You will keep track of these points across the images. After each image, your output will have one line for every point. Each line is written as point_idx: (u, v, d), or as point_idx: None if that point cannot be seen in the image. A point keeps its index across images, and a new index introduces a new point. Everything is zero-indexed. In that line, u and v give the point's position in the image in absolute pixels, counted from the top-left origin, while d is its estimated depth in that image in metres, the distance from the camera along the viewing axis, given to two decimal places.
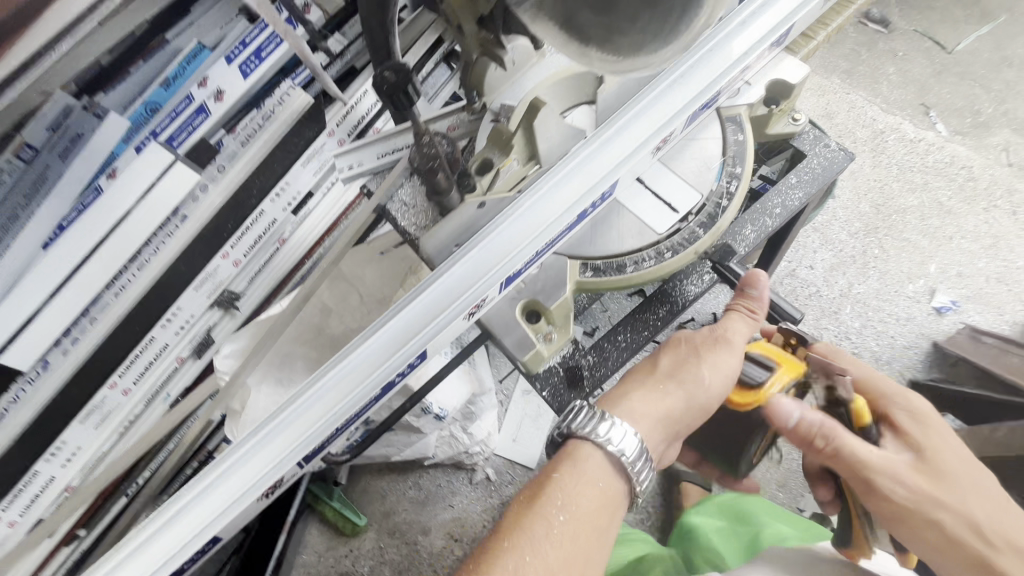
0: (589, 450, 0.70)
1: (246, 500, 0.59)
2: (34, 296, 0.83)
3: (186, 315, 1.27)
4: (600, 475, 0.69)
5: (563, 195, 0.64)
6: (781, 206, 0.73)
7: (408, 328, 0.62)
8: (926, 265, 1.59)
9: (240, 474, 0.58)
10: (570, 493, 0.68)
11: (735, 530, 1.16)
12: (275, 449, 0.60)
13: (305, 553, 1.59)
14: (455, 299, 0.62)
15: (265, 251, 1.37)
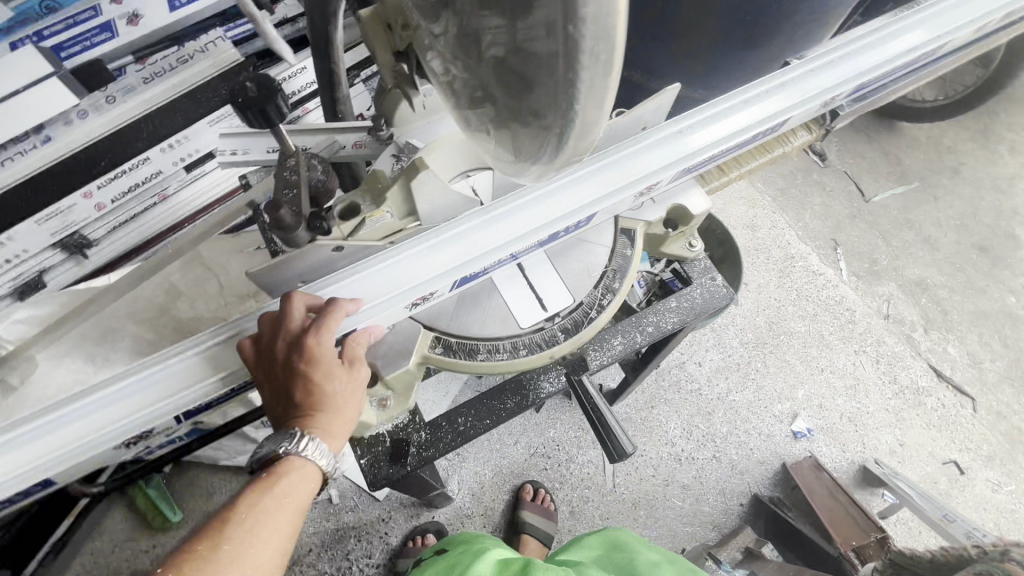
0: (295, 468, 0.57)
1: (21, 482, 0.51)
2: None
3: (18, 248, 1.08)
4: (233, 531, 0.54)
5: (448, 256, 0.60)
6: (654, 326, 0.73)
7: (388, 282, 0.58)
8: (795, 390, 1.70)
9: (25, 451, 0.51)
10: (240, 547, 0.53)
11: (609, 553, 0.85)
12: (106, 418, 0.53)
13: (99, 539, 1.44)
14: (433, 271, 0.59)
15: (140, 203, 1.21)
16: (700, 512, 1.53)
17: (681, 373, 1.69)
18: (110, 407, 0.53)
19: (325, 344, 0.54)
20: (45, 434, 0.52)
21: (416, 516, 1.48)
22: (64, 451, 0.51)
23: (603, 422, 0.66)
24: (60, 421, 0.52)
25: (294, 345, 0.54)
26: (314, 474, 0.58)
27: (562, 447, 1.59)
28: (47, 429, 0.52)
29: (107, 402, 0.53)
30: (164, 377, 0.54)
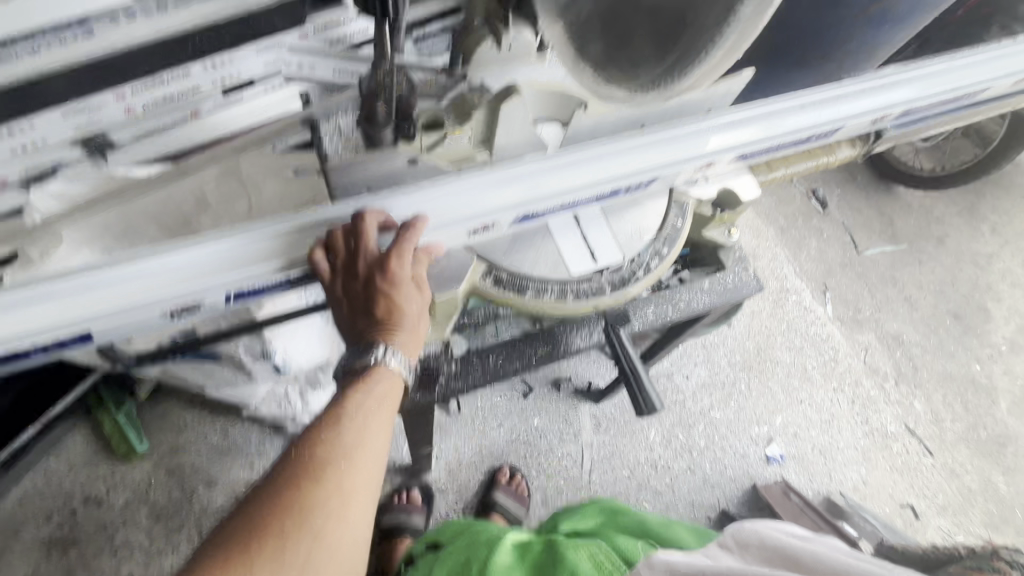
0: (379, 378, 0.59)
1: (89, 324, 0.54)
2: None
3: (37, 137, 1.03)
4: (345, 425, 0.56)
5: (523, 186, 0.60)
6: (687, 303, 0.76)
7: (453, 204, 0.59)
8: (773, 416, 1.75)
9: (95, 297, 0.54)
10: (355, 441, 0.56)
11: (613, 520, 0.86)
12: (174, 280, 0.55)
13: (55, 459, 1.37)
14: (499, 201, 0.60)
15: (170, 118, 1.15)
16: (668, 520, 1.55)
17: (668, 383, 1.72)
18: (183, 270, 0.55)
19: (403, 260, 0.57)
20: (114, 284, 0.54)
21: (390, 481, 1.47)
22: (136, 301, 0.55)
23: (636, 373, 0.67)
24: (130, 273, 0.55)
25: (367, 263, 0.58)
26: (396, 383, 0.60)
27: (544, 436, 1.59)
28: (119, 279, 0.55)
29: (180, 265, 0.55)
30: (235, 250, 0.56)
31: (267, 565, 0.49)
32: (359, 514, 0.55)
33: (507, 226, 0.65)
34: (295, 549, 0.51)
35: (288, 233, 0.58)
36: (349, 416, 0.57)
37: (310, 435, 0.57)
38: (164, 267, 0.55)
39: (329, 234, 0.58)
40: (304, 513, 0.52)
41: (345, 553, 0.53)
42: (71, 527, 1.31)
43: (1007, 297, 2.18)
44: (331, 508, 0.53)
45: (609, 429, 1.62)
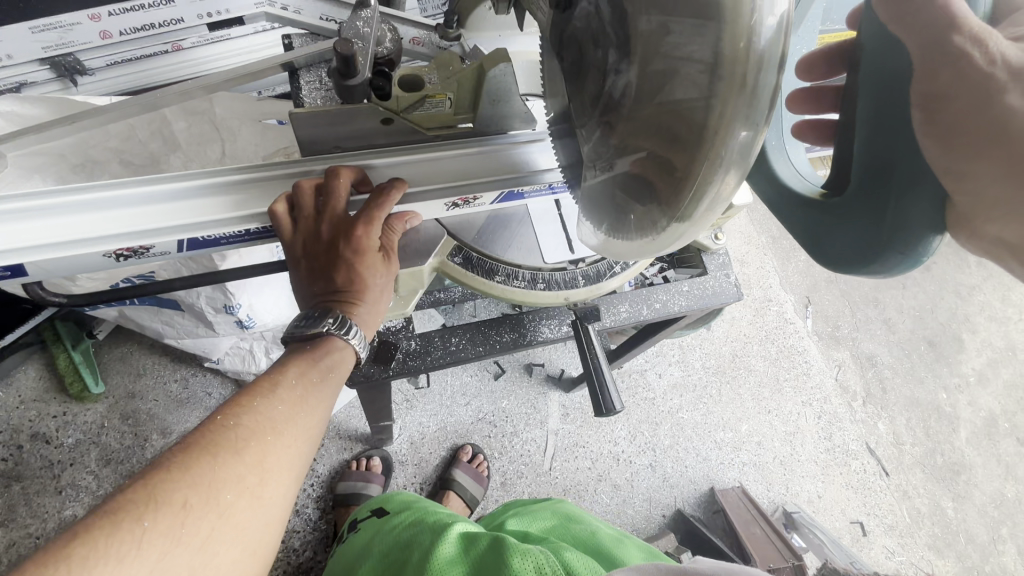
0: (330, 347, 0.57)
1: (15, 256, 0.49)
2: None
3: (3, 49, 1.00)
4: (282, 398, 0.53)
5: (508, 160, 0.58)
6: (663, 304, 0.74)
7: (434, 173, 0.57)
8: (739, 423, 1.75)
9: (37, 227, 0.50)
10: (288, 417, 0.53)
11: (565, 526, 0.85)
12: (128, 218, 0.52)
13: (4, 392, 1.33)
14: (481, 176, 0.56)
15: (149, 47, 1.12)
16: (624, 514, 1.55)
17: (640, 380, 1.73)
18: (136, 209, 0.52)
19: (372, 230, 0.53)
20: (59, 218, 0.50)
21: (350, 448, 1.46)
22: (74, 237, 0.50)
23: (599, 373, 0.64)
24: (76, 205, 0.51)
25: (333, 221, 0.54)
26: (347, 359, 0.58)
27: (510, 419, 1.59)
28: (63, 211, 0.51)
29: (134, 203, 0.52)
30: (198, 197, 0.53)
31: (160, 540, 0.40)
32: (274, 497, 0.49)
33: (487, 203, 0.61)
34: (198, 523, 0.43)
35: (250, 185, 0.56)
36: (287, 390, 0.54)
37: (237, 403, 0.52)
38: (116, 205, 0.52)
39: (297, 186, 0.53)
40: (217, 483, 0.45)
41: (252, 539, 0.46)
42: (14, 462, 1.28)
43: (982, 330, 2.20)
44: (247, 482, 0.47)
45: (576, 419, 1.62)
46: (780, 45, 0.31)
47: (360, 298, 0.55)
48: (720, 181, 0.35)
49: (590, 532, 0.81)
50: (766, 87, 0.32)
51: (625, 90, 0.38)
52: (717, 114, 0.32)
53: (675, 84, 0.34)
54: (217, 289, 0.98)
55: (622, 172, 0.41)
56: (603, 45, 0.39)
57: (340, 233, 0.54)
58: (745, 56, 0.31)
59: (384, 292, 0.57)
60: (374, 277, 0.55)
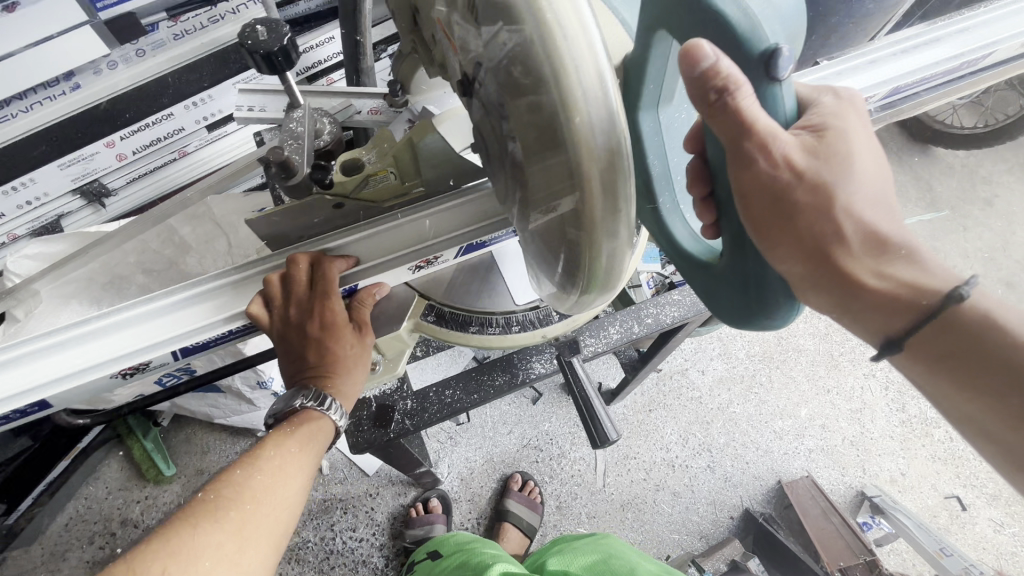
0: (307, 420, 0.60)
1: (39, 391, 0.55)
2: None
3: (41, 190, 1.14)
4: (262, 468, 0.57)
5: (460, 215, 0.59)
6: (654, 318, 0.72)
7: (390, 244, 0.58)
8: (798, 408, 1.66)
9: (56, 360, 0.56)
10: (268, 485, 0.56)
11: (606, 562, 0.84)
12: (133, 335, 0.58)
13: (93, 485, 1.47)
14: (437, 237, 0.58)
15: (159, 157, 1.26)
16: (689, 522, 1.50)
17: (683, 381, 1.67)
18: (131, 329, 0.58)
19: (334, 302, 0.56)
20: (75, 349, 0.57)
21: (403, 493, 1.50)
22: (79, 367, 0.56)
23: (590, 408, 0.64)
24: (80, 339, 0.57)
25: (302, 310, 0.56)
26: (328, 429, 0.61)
27: (555, 441, 1.58)
28: (68, 345, 0.57)
29: (126, 325, 0.58)
30: (192, 305, 0.59)
31: None
32: (253, 563, 0.52)
33: (451, 258, 0.62)
34: None
35: (234, 284, 0.62)
36: (267, 459, 0.58)
37: (223, 475, 0.56)
38: (111, 331, 0.58)
39: (265, 283, 0.56)
40: (194, 550, 0.49)
41: None
42: (110, 549, 1.40)
43: None
44: (224, 549, 0.50)
45: (622, 431, 1.59)
46: (618, 135, 0.34)
47: (333, 376, 0.58)
48: (608, 244, 0.39)
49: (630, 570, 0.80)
50: (624, 173, 0.35)
51: (523, 174, 0.41)
52: (584, 202, 0.36)
53: (544, 157, 0.38)
54: (247, 369, 1.05)
55: (540, 236, 0.46)
56: (496, 126, 0.42)
57: (309, 319, 0.57)
58: (591, 154, 0.34)
59: (357, 364, 0.60)
60: (346, 352, 0.58)
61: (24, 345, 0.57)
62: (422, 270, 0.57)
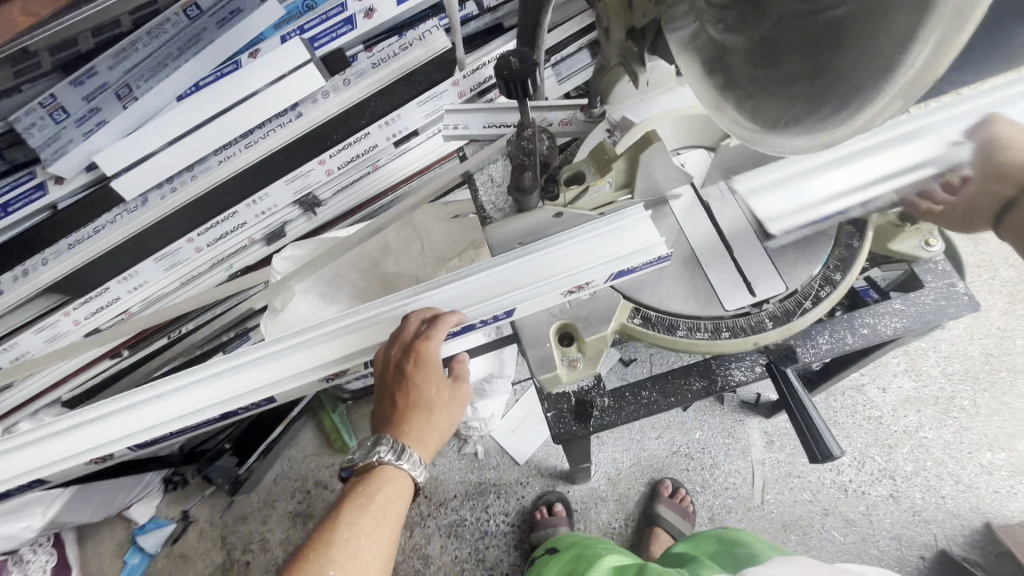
0: (387, 479, 0.64)
1: (316, 372, 0.68)
2: (155, 139, 1.11)
3: (271, 203, 1.39)
4: (342, 537, 0.60)
5: (650, 231, 0.63)
6: (869, 329, 0.67)
7: (579, 256, 0.63)
8: (1015, 440, 1.40)
9: (327, 345, 0.69)
10: (355, 547, 0.60)
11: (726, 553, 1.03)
12: (383, 328, 0.69)
13: (294, 449, 1.74)
14: (636, 247, 0.62)
15: (357, 171, 1.46)
16: (867, 554, 1.35)
17: (859, 397, 1.50)
18: (379, 323, 0.69)
19: (431, 348, 0.62)
20: (339, 337, 0.69)
21: (551, 486, 1.55)
22: (343, 353, 0.68)
23: (809, 417, 0.63)
24: (332, 332, 0.69)
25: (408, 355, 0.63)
26: (406, 482, 0.65)
27: (708, 450, 1.52)
28: (323, 337, 0.69)
29: (367, 323, 0.70)
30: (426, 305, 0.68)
31: None
32: None
33: (641, 267, 0.63)
34: None
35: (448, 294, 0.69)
36: (346, 527, 0.61)
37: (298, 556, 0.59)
38: (356, 328, 0.70)
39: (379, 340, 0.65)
40: None
41: None
42: (307, 503, 1.65)
43: None
44: None
45: (784, 447, 1.48)
46: None
47: (420, 418, 0.66)
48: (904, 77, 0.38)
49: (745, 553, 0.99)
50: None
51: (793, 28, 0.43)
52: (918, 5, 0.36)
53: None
54: None
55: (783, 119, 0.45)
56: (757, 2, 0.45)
57: (408, 365, 0.63)
58: None
59: (438, 408, 0.67)
60: (432, 394, 0.66)
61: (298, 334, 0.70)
62: (629, 279, 0.60)
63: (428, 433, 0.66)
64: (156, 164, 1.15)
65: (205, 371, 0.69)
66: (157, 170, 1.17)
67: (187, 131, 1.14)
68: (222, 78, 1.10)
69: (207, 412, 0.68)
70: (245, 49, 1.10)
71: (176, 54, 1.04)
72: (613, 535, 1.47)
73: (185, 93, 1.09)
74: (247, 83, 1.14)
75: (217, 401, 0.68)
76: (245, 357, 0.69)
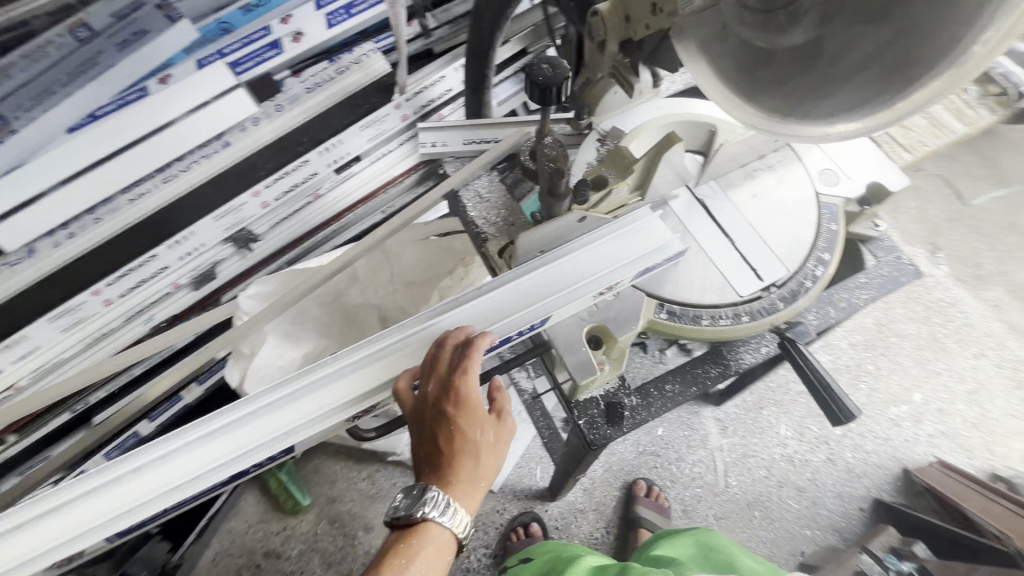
0: (427, 537, 0.55)
1: (334, 416, 0.58)
2: (44, 178, 0.97)
3: (197, 241, 1.23)
4: None
5: (661, 228, 0.66)
6: (848, 301, 0.75)
7: (603, 257, 0.64)
8: (911, 393, 1.65)
9: (343, 384, 0.60)
10: None
11: (705, 556, 1.02)
12: (408, 358, 0.61)
13: (233, 520, 1.51)
14: (656, 244, 0.65)
15: (296, 202, 1.34)
16: (819, 515, 1.49)
17: (788, 375, 1.67)
18: (402, 351, 0.62)
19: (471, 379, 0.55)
20: (355, 372, 0.60)
21: (529, 507, 1.51)
22: (365, 391, 0.59)
23: (826, 385, 0.65)
24: (359, 362, 0.61)
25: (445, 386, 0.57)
26: (446, 539, 0.56)
27: (671, 445, 1.59)
28: (350, 368, 0.60)
29: (393, 351, 0.61)
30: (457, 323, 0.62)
31: None
32: None
33: (660, 264, 0.66)
34: None
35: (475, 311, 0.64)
36: None
37: None
38: (387, 353, 0.62)
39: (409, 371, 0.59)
40: None
41: None
42: None
43: None
44: None
45: (736, 430, 1.60)
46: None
47: (462, 464, 0.56)
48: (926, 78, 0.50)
49: (727, 560, 0.99)
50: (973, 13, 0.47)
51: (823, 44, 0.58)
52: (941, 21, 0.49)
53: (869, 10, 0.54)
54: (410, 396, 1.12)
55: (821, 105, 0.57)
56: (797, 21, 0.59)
57: (444, 399, 0.56)
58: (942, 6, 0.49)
59: (483, 451, 0.57)
60: (474, 434, 0.57)
61: (307, 375, 0.60)
62: (657, 275, 0.63)
63: (472, 482, 0.56)
64: (45, 208, 1.01)
65: (190, 434, 0.56)
66: (49, 212, 1.02)
67: (90, 164, 1.02)
68: (124, 108, 0.99)
69: (211, 477, 0.55)
70: (154, 74, 1.00)
71: (66, 81, 0.91)
72: (598, 546, 1.47)
73: (78, 125, 0.97)
74: (162, 110, 1.04)
75: (211, 468, 0.55)
76: (243, 411, 0.58)
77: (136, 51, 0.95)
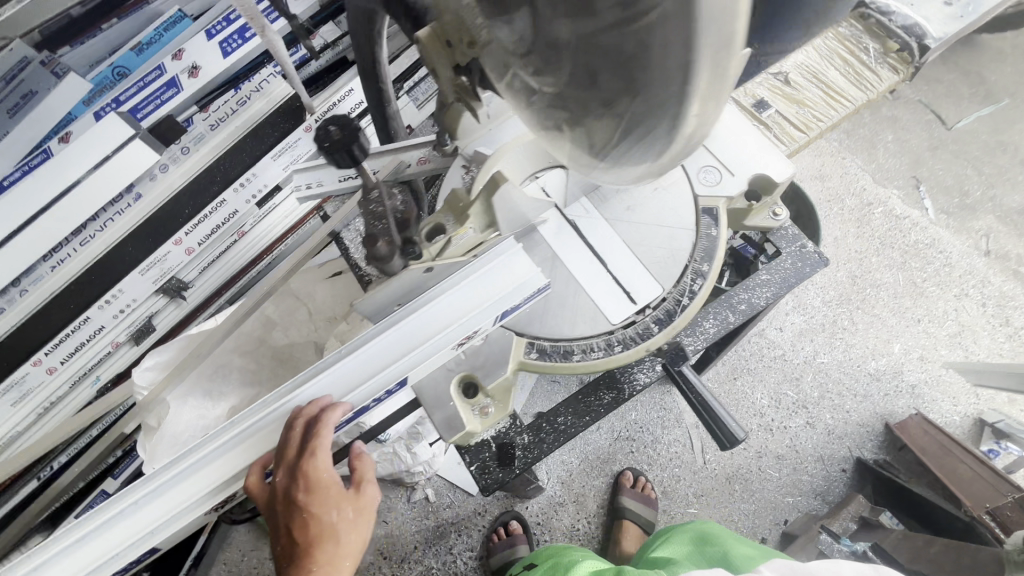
0: None
1: (207, 499, 0.60)
2: None
3: (128, 298, 1.22)
4: None
5: (526, 261, 0.64)
6: (746, 303, 0.80)
7: (461, 306, 0.62)
8: (891, 345, 1.59)
9: (216, 465, 0.61)
10: None
11: (702, 551, 1.01)
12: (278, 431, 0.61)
13: (227, 550, 1.57)
14: (517, 285, 0.62)
15: (222, 242, 1.32)
16: (801, 482, 1.48)
17: (762, 342, 1.61)
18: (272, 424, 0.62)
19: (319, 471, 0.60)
20: (224, 455, 0.61)
21: (510, 506, 1.52)
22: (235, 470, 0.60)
23: (709, 408, 0.71)
24: (225, 446, 0.61)
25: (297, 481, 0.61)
26: None
27: (646, 429, 1.57)
28: (218, 452, 0.61)
29: (258, 431, 0.63)
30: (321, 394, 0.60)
31: None
32: None
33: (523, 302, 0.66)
34: None
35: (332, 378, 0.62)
36: None
37: None
38: (251, 433, 0.63)
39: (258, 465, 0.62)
40: None
41: None
42: None
43: None
44: None
45: None
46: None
47: (325, 542, 0.64)
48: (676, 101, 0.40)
49: (721, 552, 0.98)
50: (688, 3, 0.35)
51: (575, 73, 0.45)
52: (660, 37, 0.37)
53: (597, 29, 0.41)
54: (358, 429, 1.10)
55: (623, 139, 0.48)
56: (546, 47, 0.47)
57: (298, 492, 0.61)
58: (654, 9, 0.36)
59: (342, 528, 0.65)
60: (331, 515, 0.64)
61: (177, 463, 0.60)
62: (514, 321, 0.62)
63: (334, 556, 0.65)
64: None
65: (64, 540, 0.56)
66: None
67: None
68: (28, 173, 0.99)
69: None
70: (55, 133, 1.01)
71: None
72: (580, 537, 1.49)
73: None
74: (59, 171, 0.99)
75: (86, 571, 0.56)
76: (113, 509, 0.58)
77: (28, 114, 1.00)
